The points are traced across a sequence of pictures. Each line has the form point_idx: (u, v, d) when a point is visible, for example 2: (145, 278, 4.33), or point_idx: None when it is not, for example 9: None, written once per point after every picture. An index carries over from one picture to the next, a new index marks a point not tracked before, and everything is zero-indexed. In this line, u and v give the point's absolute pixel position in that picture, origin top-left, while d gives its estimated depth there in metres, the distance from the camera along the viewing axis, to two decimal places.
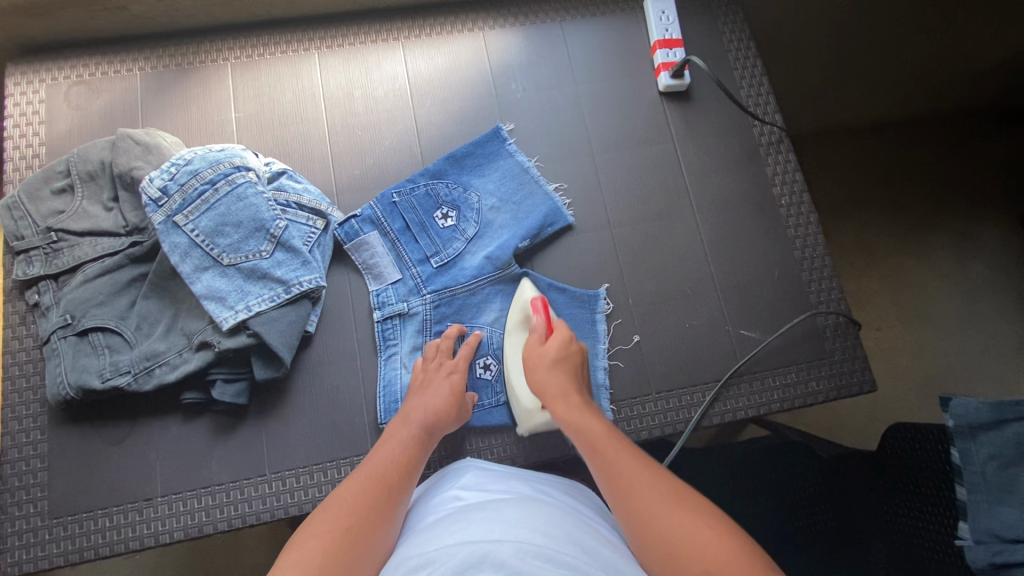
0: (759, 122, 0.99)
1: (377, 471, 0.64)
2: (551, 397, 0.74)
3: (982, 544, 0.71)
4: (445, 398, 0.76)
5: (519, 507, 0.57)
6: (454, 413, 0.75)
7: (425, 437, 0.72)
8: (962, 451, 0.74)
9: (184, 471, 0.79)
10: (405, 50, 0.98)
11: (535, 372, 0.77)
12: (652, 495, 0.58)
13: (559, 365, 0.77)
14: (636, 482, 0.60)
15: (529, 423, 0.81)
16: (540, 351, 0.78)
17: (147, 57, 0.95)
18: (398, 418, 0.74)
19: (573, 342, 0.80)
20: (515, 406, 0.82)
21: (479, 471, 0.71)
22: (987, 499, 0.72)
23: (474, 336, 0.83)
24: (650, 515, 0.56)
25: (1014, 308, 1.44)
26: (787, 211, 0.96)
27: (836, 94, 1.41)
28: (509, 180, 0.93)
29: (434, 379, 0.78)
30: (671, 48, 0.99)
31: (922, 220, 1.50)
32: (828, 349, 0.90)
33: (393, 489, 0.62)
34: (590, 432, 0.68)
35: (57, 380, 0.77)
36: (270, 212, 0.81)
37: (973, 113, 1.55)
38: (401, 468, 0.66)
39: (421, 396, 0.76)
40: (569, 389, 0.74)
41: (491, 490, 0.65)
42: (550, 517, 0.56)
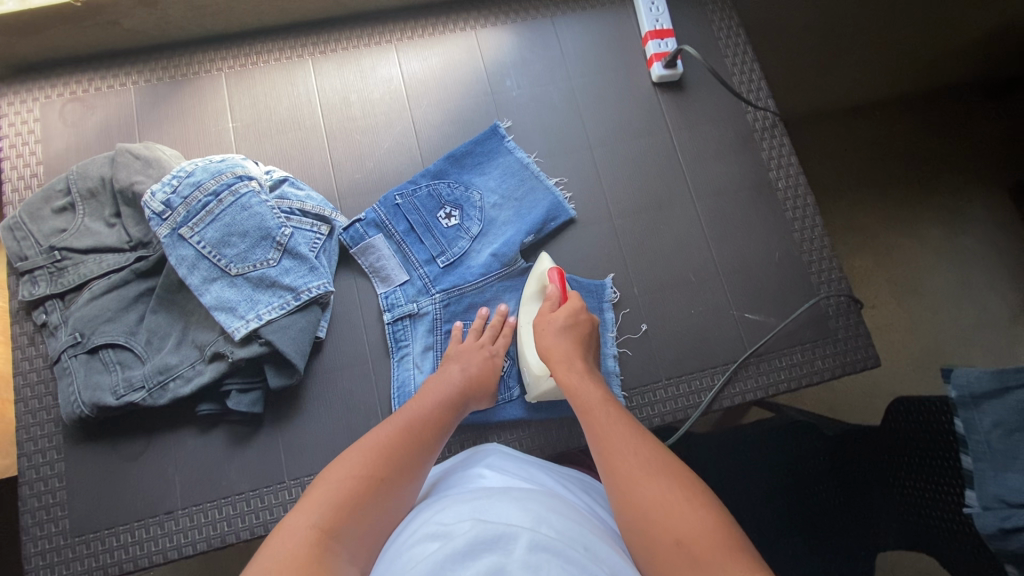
0: (752, 107, 1.00)
1: (411, 426, 0.66)
2: (555, 361, 0.77)
3: (990, 510, 0.71)
4: (483, 373, 0.78)
5: (539, 497, 0.58)
6: (486, 392, 0.78)
7: (457, 400, 0.73)
8: (963, 420, 0.75)
9: (203, 482, 0.79)
10: (398, 52, 0.98)
11: (543, 335, 0.80)
12: (635, 462, 0.60)
13: (566, 331, 0.80)
14: (622, 444, 0.63)
15: (537, 390, 0.83)
16: (550, 316, 0.81)
17: (140, 71, 0.94)
18: (436, 378, 0.76)
19: (584, 313, 0.82)
20: (525, 371, 0.84)
21: (504, 452, 0.72)
22: (993, 467, 0.72)
23: (515, 324, 0.85)
24: (632, 482, 0.59)
25: (1005, 279, 1.47)
26: (784, 194, 0.97)
27: (824, 76, 1.43)
28: (510, 177, 0.94)
29: (475, 352, 0.81)
30: (663, 38, 1.00)
31: (912, 197, 1.52)
32: (832, 328, 0.92)
33: (422, 449, 0.65)
34: (586, 396, 0.71)
35: (71, 398, 0.77)
36: (275, 220, 0.81)
37: (958, 89, 1.57)
38: (431, 429, 0.68)
39: (462, 361, 0.79)
40: (573, 355, 0.77)
41: (513, 475, 0.66)
42: (568, 513, 0.56)
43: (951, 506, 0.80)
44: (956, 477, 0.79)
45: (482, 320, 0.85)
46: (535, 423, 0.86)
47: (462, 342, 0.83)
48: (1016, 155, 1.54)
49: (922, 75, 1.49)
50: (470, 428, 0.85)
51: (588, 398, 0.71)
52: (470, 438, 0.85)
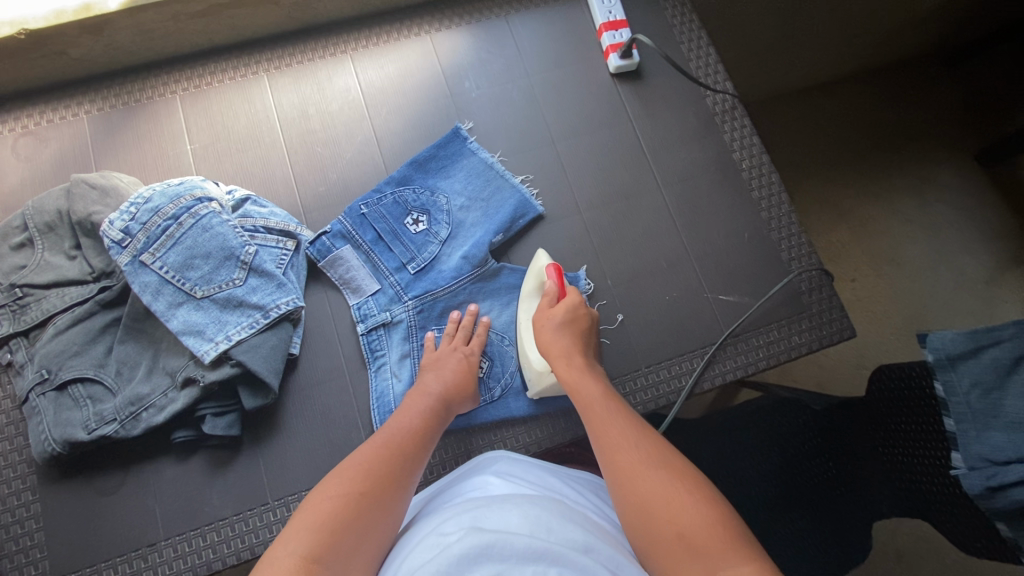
0: (711, 91, 1.01)
1: (395, 439, 0.66)
2: (556, 358, 0.78)
3: (976, 470, 0.71)
4: (463, 377, 0.78)
5: (540, 502, 0.58)
6: (469, 393, 0.78)
7: (440, 409, 0.73)
8: (943, 383, 0.75)
9: (185, 511, 0.78)
10: (354, 62, 0.98)
11: (542, 332, 0.81)
12: (635, 456, 0.62)
13: (566, 326, 0.80)
14: (621, 440, 0.65)
15: (540, 385, 0.83)
16: (550, 313, 0.82)
17: (93, 100, 0.93)
18: (414, 389, 0.76)
19: (583, 307, 0.83)
20: (527, 369, 0.84)
21: (506, 459, 0.72)
22: (975, 427, 0.72)
23: (484, 322, 0.85)
24: (632, 473, 0.60)
25: (977, 241, 1.49)
26: (749, 175, 0.98)
27: (783, 56, 1.44)
28: (475, 178, 0.94)
29: (450, 358, 0.80)
30: (617, 29, 1.00)
31: (880, 168, 1.54)
32: (806, 303, 0.92)
33: (408, 460, 0.64)
34: (587, 394, 0.73)
35: (41, 437, 0.75)
36: (238, 239, 0.80)
37: (915, 60, 1.60)
38: (416, 440, 0.67)
39: (436, 370, 0.78)
40: (573, 350, 0.78)
41: (517, 480, 0.67)
42: (567, 515, 0.56)
43: (940, 470, 0.80)
44: (942, 439, 0.79)
45: (453, 324, 0.85)
46: (519, 423, 0.85)
47: (435, 351, 0.82)
48: (977, 120, 1.57)
49: (880, 48, 1.51)
50: (452, 434, 0.84)
51: (589, 395, 0.73)
52: (454, 443, 0.84)
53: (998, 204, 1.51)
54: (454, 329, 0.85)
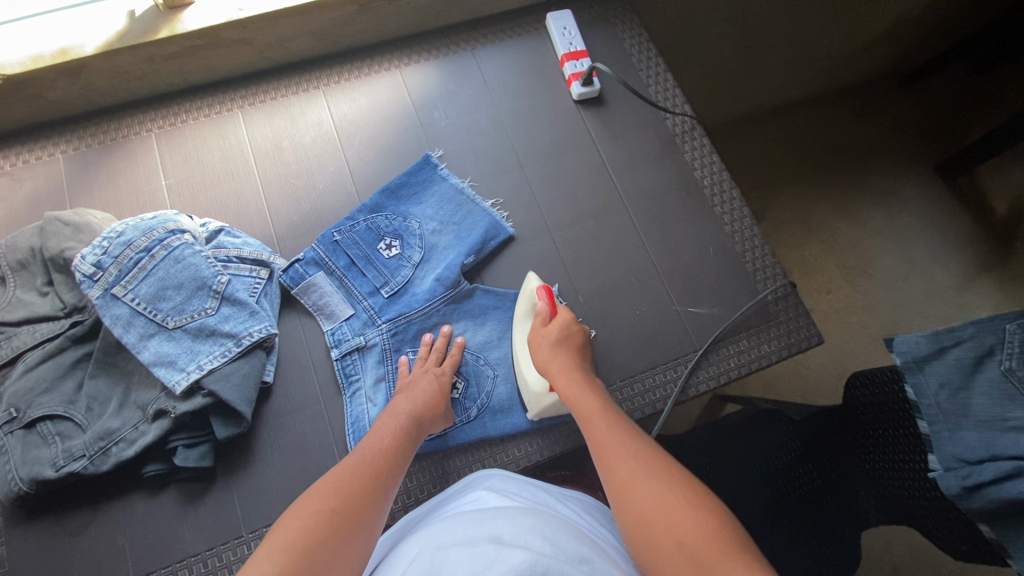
0: (670, 114, 1.06)
1: (369, 458, 0.66)
2: (555, 374, 0.78)
3: (952, 470, 0.71)
4: (434, 396, 0.78)
5: (530, 514, 0.59)
6: (440, 411, 0.78)
7: (413, 428, 0.73)
8: (912, 386, 0.77)
9: (156, 548, 0.76)
10: (326, 97, 1.02)
11: (540, 349, 0.81)
12: (636, 469, 0.62)
13: (561, 344, 0.81)
14: (622, 453, 0.64)
15: (538, 407, 0.83)
16: (543, 331, 0.83)
17: (69, 140, 0.95)
18: (386, 410, 0.76)
19: (575, 324, 0.84)
20: (525, 392, 0.84)
21: (494, 478, 0.72)
22: (947, 427, 0.74)
23: (458, 343, 0.86)
24: (633, 487, 0.60)
25: (942, 250, 1.54)
26: (711, 191, 1.01)
27: (744, 80, 1.51)
28: (446, 203, 0.96)
29: (422, 380, 0.81)
30: (578, 59, 1.05)
31: (843, 183, 1.60)
32: (773, 312, 0.94)
33: (381, 477, 0.64)
34: (587, 407, 0.72)
35: (7, 477, 0.73)
36: (211, 269, 0.81)
37: (868, 81, 1.68)
38: (390, 458, 0.68)
39: (409, 393, 0.78)
40: (571, 366, 0.78)
41: (510, 497, 0.67)
42: (558, 526, 0.57)
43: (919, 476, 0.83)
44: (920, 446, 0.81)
45: (425, 347, 0.86)
46: (495, 442, 0.85)
47: (409, 374, 0.83)
48: (932, 135, 1.64)
49: (834, 71, 1.59)
50: (428, 457, 0.84)
51: (589, 408, 0.72)
52: (431, 466, 0.83)
53: (960, 213, 1.57)
54: (427, 351, 0.85)
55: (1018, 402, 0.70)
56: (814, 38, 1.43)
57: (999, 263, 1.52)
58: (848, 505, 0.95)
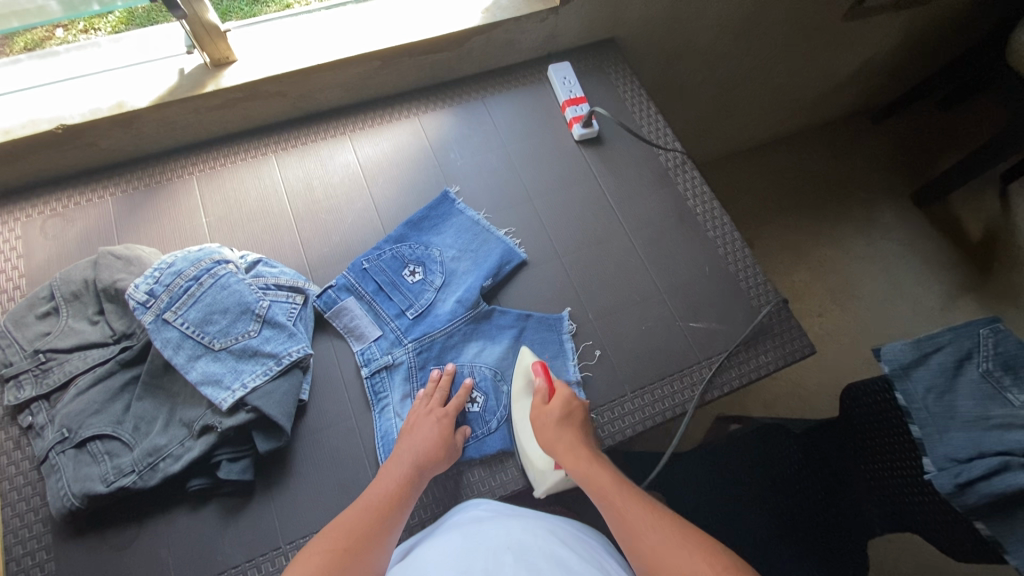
0: (663, 150, 1.17)
1: (373, 504, 0.73)
2: (564, 455, 0.80)
3: (944, 470, 0.75)
4: (436, 440, 0.82)
5: (515, 537, 0.68)
6: (442, 453, 0.81)
7: (416, 475, 0.79)
8: (902, 392, 0.83)
9: (197, 560, 0.80)
10: (352, 141, 1.12)
11: (543, 431, 0.83)
12: (665, 542, 0.69)
13: (565, 423, 0.83)
14: (648, 529, 0.71)
15: (544, 485, 0.84)
16: (545, 411, 0.85)
17: (117, 184, 1.04)
18: (392, 455, 0.81)
19: (574, 398, 0.87)
20: (530, 469, 0.86)
21: (491, 503, 0.79)
22: (936, 429, 0.79)
23: (466, 385, 0.90)
24: (663, 561, 0.68)
25: (922, 272, 1.65)
26: (704, 218, 1.11)
27: (727, 121, 1.64)
28: (464, 233, 1.05)
29: (427, 420, 0.85)
30: (578, 104, 1.17)
31: (825, 212, 1.72)
32: (768, 326, 1.02)
33: (384, 521, 0.72)
34: (601, 483, 0.77)
35: (61, 493, 0.78)
36: (253, 295, 0.89)
37: (840, 120, 1.83)
38: (392, 503, 0.74)
39: (412, 437, 0.82)
40: (577, 444, 0.81)
41: (502, 511, 0.76)
42: (542, 544, 0.67)
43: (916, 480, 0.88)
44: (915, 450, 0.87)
45: (433, 382, 0.90)
46: (516, 453, 0.90)
47: (416, 412, 0.87)
48: (903, 167, 1.78)
49: (809, 112, 1.74)
50: (454, 467, 0.88)
51: (605, 485, 0.77)
52: (456, 477, 0.88)
53: (935, 238, 1.69)
54: (433, 388, 0.90)
55: (997, 401, 0.77)
56: (788, 83, 1.58)
57: (977, 283, 1.62)
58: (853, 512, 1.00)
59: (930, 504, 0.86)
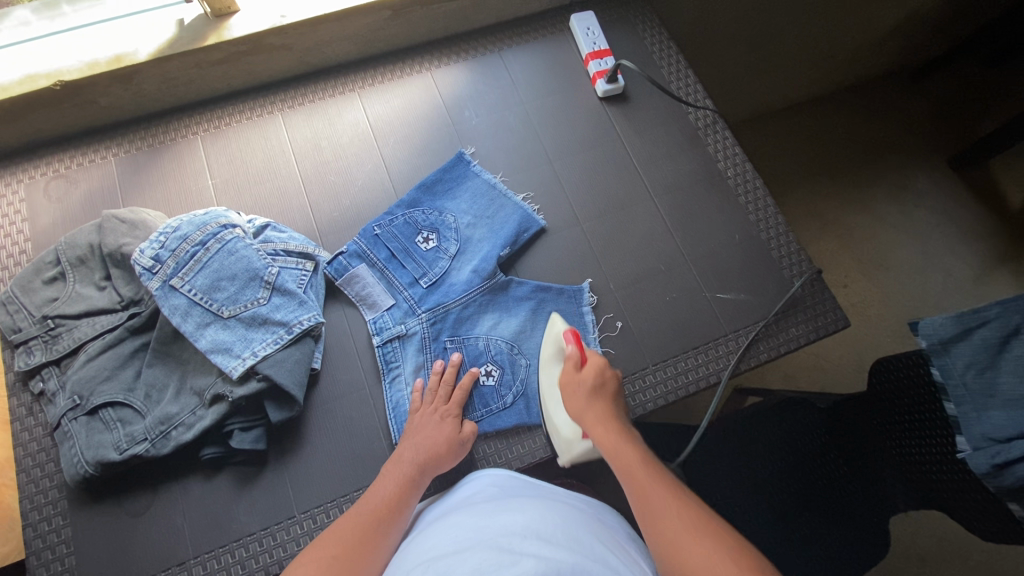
0: (692, 108, 1.09)
1: (371, 508, 0.69)
2: (590, 424, 0.76)
3: (981, 449, 0.72)
4: (439, 439, 0.78)
5: (502, 503, 0.65)
6: (447, 451, 0.78)
7: (419, 473, 0.75)
8: (939, 368, 0.78)
9: (212, 528, 0.79)
10: (362, 98, 1.06)
11: (572, 398, 0.79)
12: (683, 528, 0.61)
13: (596, 394, 0.78)
14: (667, 512, 0.63)
15: (569, 455, 0.81)
16: (576, 378, 0.80)
17: (119, 144, 1.00)
18: (394, 457, 0.78)
19: (608, 369, 0.82)
20: (555, 437, 0.83)
21: (501, 473, 0.77)
22: (975, 407, 0.74)
23: (471, 376, 0.86)
24: (679, 549, 0.59)
25: (959, 242, 1.56)
26: (735, 181, 1.04)
27: (759, 78, 1.54)
28: (480, 198, 1.00)
29: (433, 419, 0.81)
30: (602, 57, 1.09)
31: (858, 177, 1.62)
32: (800, 296, 0.97)
33: (382, 527, 0.67)
34: (627, 460, 0.70)
35: (75, 460, 0.77)
36: (262, 261, 0.86)
37: (880, 77, 1.71)
38: (391, 506, 0.70)
39: (415, 438, 0.79)
40: (607, 416, 0.76)
41: (506, 486, 0.72)
42: (529, 506, 0.64)
43: (950, 461, 0.83)
44: (948, 427, 0.82)
45: (436, 376, 0.86)
46: (534, 427, 0.88)
47: (419, 409, 0.83)
48: (946, 128, 1.66)
49: (847, 69, 1.62)
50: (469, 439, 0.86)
51: (630, 461, 0.70)
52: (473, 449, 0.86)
53: (975, 206, 1.59)
54: (437, 383, 0.85)
55: None
56: (829, 37, 1.46)
57: (1018, 253, 1.54)
58: (880, 496, 0.96)
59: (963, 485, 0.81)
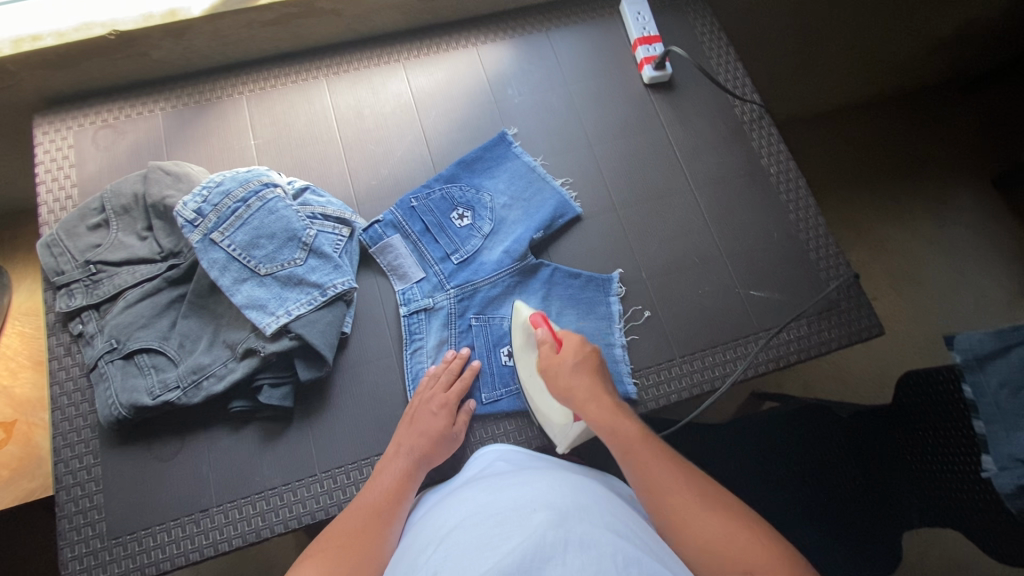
0: (739, 101, 1.07)
1: (370, 500, 0.69)
2: (580, 403, 0.75)
3: (1007, 469, 0.70)
4: (433, 432, 0.78)
5: (510, 478, 0.65)
6: (441, 444, 0.78)
7: (417, 466, 0.75)
8: (971, 385, 0.76)
9: (235, 479, 0.81)
10: (407, 70, 1.06)
11: (558, 380, 0.78)
12: (693, 503, 0.62)
13: (580, 371, 0.78)
14: (672, 483, 0.64)
15: (567, 439, 0.81)
16: (558, 359, 0.79)
17: (167, 99, 1.01)
18: (390, 451, 0.77)
19: (587, 344, 0.81)
20: (547, 425, 0.83)
21: (507, 448, 0.77)
22: (1004, 428, 0.72)
23: (473, 367, 0.86)
24: (686, 518, 0.61)
25: (998, 261, 1.52)
26: (777, 179, 1.03)
27: (806, 79, 1.50)
28: (518, 179, 0.99)
29: (427, 410, 0.81)
30: (651, 43, 1.07)
31: (898, 188, 1.59)
32: (834, 299, 0.95)
33: (384, 516, 0.67)
34: (623, 437, 0.70)
35: (109, 402, 0.79)
36: (301, 223, 0.87)
37: (931, 87, 1.66)
38: (391, 497, 0.70)
39: (409, 430, 0.79)
40: (595, 392, 0.76)
41: (516, 462, 0.72)
42: (536, 479, 0.63)
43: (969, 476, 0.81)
44: (972, 446, 0.80)
45: (444, 364, 0.86)
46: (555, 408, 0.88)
47: (421, 397, 0.83)
48: (995, 144, 1.61)
49: (898, 76, 1.58)
50: (486, 417, 0.86)
51: (627, 436, 0.70)
52: (494, 424, 0.87)
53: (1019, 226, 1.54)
54: (442, 370, 0.86)
55: None
56: (883, 41, 1.42)
57: None
58: (894, 509, 0.92)
59: (981, 502, 0.79)
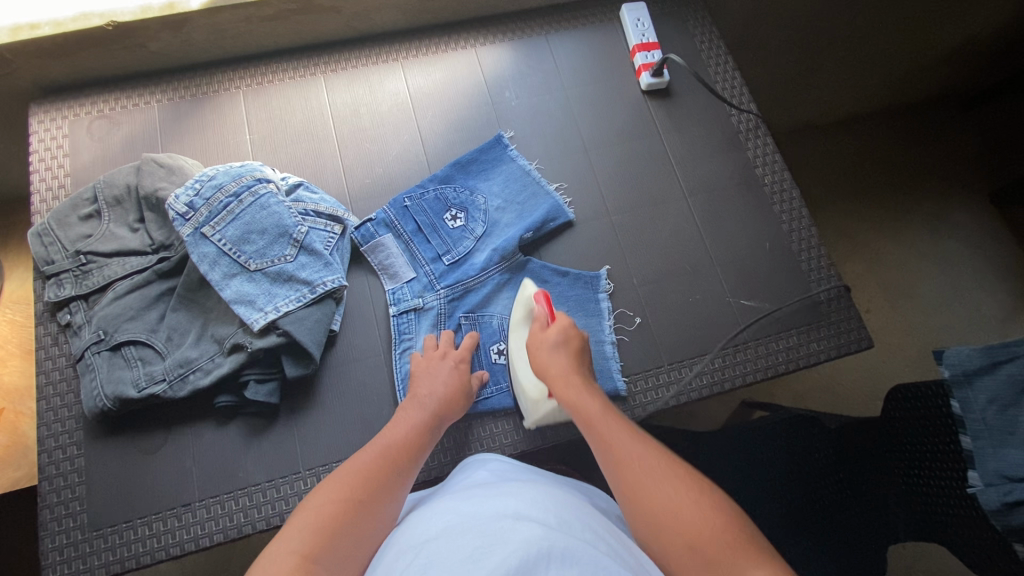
0: (736, 110, 1.07)
1: (389, 449, 0.66)
2: (555, 380, 0.75)
3: (993, 486, 0.71)
4: (454, 387, 0.78)
5: (493, 488, 0.64)
6: (460, 400, 0.78)
7: (433, 421, 0.72)
8: (959, 400, 0.76)
9: (218, 473, 0.81)
10: (404, 69, 1.06)
11: (537, 355, 0.79)
12: (647, 471, 0.60)
13: (559, 348, 0.78)
14: (632, 455, 0.63)
15: (536, 415, 0.83)
16: (542, 336, 0.80)
17: (164, 91, 1.01)
18: (409, 401, 0.75)
19: (574, 328, 0.81)
20: (522, 399, 0.84)
21: (496, 457, 0.76)
22: (991, 444, 0.72)
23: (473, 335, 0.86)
24: (638, 485, 0.59)
25: (992, 277, 1.52)
26: (771, 189, 1.03)
27: (806, 89, 1.50)
28: (513, 182, 1.00)
29: (442, 365, 0.81)
30: (649, 50, 1.07)
31: (894, 201, 1.59)
32: (824, 311, 0.95)
33: (401, 469, 0.64)
34: (587, 411, 0.70)
35: (94, 393, 0.79)
36: (292, 219, 0.87)
37: (930, 101, 1.66)
38: (410, 451, 0.67)
39: (429, 382, 0.78)
40: (570, 371, 0.76)
41: (499, 473, 0.71)
42: (522, 490, 0.62)
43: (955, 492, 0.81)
44: (958, 461, 0.80)
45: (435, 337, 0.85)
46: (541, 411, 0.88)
47: (425, 361, 0.82)
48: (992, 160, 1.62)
49: (897, 90, 1.58)
50: (472, 418, 0.86)
51: (590, 411, 0.70)
52: (479, 426, 0.86)
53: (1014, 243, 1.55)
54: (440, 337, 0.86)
55: None
56: (883, 54, 1.42)
57: None
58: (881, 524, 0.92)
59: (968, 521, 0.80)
